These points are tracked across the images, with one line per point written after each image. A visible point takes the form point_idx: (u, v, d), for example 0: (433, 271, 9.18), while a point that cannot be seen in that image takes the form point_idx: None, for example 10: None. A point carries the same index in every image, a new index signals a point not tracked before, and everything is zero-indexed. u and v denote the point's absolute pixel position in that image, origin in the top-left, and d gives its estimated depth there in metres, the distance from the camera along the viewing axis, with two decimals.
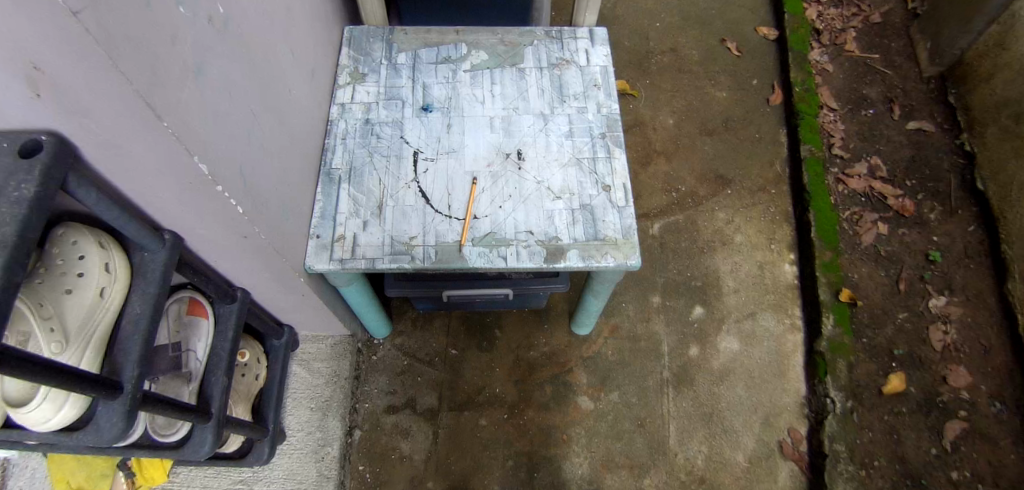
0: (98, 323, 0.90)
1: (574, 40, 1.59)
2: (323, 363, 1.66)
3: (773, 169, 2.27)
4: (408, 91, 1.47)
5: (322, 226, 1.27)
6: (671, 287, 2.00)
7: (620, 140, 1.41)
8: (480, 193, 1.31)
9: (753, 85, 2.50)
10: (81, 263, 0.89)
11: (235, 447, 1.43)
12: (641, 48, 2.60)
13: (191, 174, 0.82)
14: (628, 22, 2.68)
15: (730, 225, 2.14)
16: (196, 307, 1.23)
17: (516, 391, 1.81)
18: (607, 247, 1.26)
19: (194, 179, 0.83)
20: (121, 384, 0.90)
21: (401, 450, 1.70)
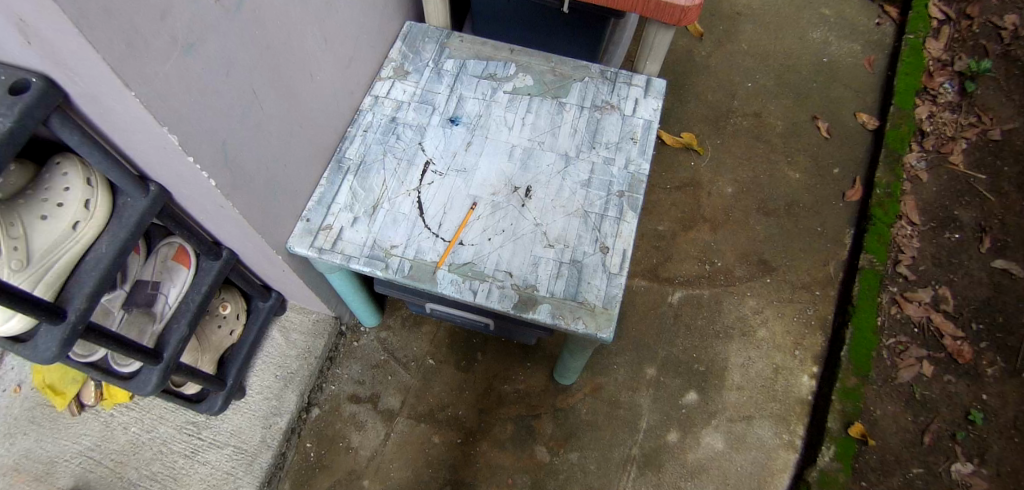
0: (64, 252, 0.94)
1: (628, 86, 1.50)
2: (301, 336, 1.74)
3: (826, 269, 2.07)
4: (442, 99, 1.46)
5: (315, 211, 1.28)
6: (670, 363, 1.88)
7: (637, 203, 1.32)
8: (474, 220, 1.28)
9: (833, 173, 2.28)
10: (63, 195, 0.95)
11: (193, 390, 1.51)
12: (723, 104, 2.45)
13: (165, 144, 0.84)
14: (718, 74, 2.53)
15: (757, 316, 1.98)
16: (181, 256, 1.27)
17: (478, 419, 1.76)
18: (582, 312, 1.18)
19: (169, 149, 0.85)
20: (66, 312, 0.93)
21: (349, 441, 1.69)
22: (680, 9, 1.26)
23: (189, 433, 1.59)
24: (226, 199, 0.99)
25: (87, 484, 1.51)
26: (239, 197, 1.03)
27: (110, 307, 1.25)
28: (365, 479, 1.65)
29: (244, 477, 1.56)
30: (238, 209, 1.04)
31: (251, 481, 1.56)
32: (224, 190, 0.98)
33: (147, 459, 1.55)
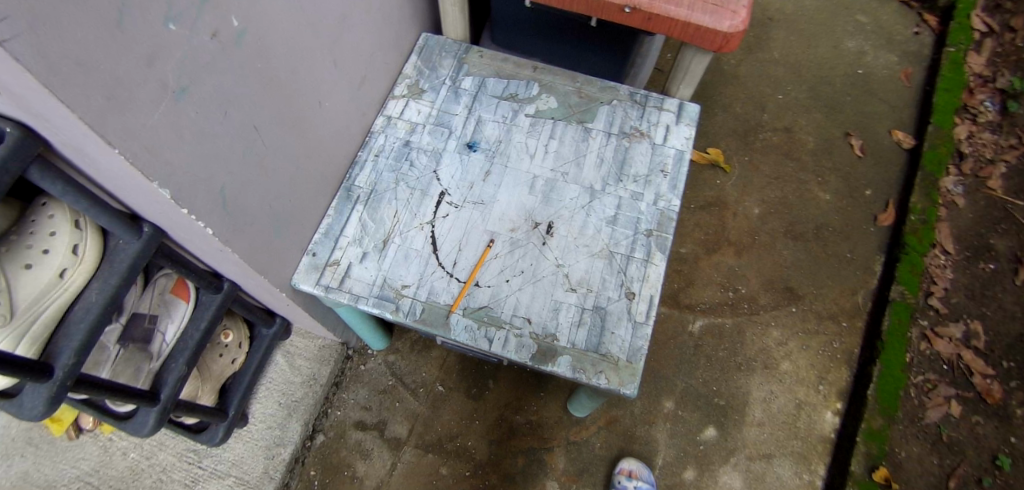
0: (50, 302, 0.87)
1: (659, 110, 1.39)
2: (306, 361, 1.68)
3: (855, 299, 1.97)
4: (460, 121, 1.36)
5: (322, 245, 1.20)
6: (689, 396, 1.80)
7: (666, 243, 1.22)
8: (491, 259, 1.19)
9: (866, 195, 2.16)
10: (49, 240, 0.88)
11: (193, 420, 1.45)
12: (751, 118, 2.33)
13: (155, 196, 0.76)
14: (747, 84, 2.40)
15: (781, 349, 1.89)
16: (180, 288, 1.21)
17: (487, 450, 1.70)
18: (605, 366, 1.09)
19: (161, 200, 0.77)
20: (53, 369, 0.87)
21: (354, 470, 1.63)
22: (722, 34, 1.15)
23: (190, 462, 1.53)
24: (226, 245, 0.91)
25: None
26: (240, 241, 0.94)
27: (105, 341, 1.17)
28: None
29: None
30: (240, 254, 0.96)
31: None
32: (223, 237, 0.89)
33: (147, 487, 1.50)
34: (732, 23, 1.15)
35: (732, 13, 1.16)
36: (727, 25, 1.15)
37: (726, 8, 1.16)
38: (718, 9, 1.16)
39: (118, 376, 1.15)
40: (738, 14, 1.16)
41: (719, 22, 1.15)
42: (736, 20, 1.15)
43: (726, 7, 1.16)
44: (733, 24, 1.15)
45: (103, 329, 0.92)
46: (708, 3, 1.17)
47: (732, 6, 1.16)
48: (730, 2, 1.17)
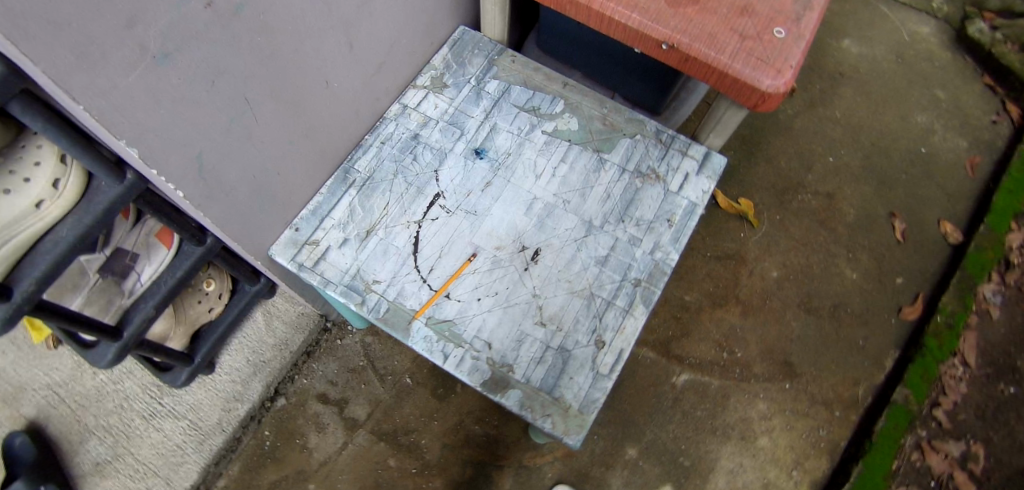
0: (23, 229, 0.88)
1: (682, 155, 1.32)
2: (283, 325, 1.72)
3: (854, 389, 1.86)
4: (474, 125, 1.32)
5: (307, 222, 1.19)
6: (654, 448, 1.74)
7: (652, 298, 1.16)
8: (468, 273, 1.16)
9: (895, 283, 2.03)
10: (32, 170, 0.90)
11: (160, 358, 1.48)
12: (793, 175, 2.21)
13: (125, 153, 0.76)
14: (798, 139, 2.28)
15: (763, 423, 1.80)
16: (165, 234, 1.21)
17: (438, 453, 1.68)
18: (554, 410, 1.05)
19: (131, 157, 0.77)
20: (13, 293, 0.89)
21: (306, 440, 1.64)
22: (760, 92, 1.07)
23: (152, 396, 1.59)
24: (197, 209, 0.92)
25: (47, 418, 1.54)
26: (214, 207, 0.95)
27: (86, 267, 1.20)
28: (310, 484, 1.60)
29: (192, 455, 1.56)
30: (211, 218, 0.97)
31: (198, 461, 1.56)
32: (194, 201, 0.90)
33: (107, 410, 1.56)
34: (773, 82, 1.06)
35: (777, 72, 1.07)
36: (767, 84, 1.07)
37: (771, 65, 1.07)
38: (761, 65, 1.07)
39: (90, 305, 1.19)
40: (783, 74, 1.07)
41: (760, 79, 1.07)
42: (779, 80, 1.06)
43: (771, 64, 1.07)
44: (774, 83, 1.06)
45: (68, 264, 0.93)
46: (752, 56, 1.08)
47: (778, 64, 1.07)
48: (776, 59, 1.08)
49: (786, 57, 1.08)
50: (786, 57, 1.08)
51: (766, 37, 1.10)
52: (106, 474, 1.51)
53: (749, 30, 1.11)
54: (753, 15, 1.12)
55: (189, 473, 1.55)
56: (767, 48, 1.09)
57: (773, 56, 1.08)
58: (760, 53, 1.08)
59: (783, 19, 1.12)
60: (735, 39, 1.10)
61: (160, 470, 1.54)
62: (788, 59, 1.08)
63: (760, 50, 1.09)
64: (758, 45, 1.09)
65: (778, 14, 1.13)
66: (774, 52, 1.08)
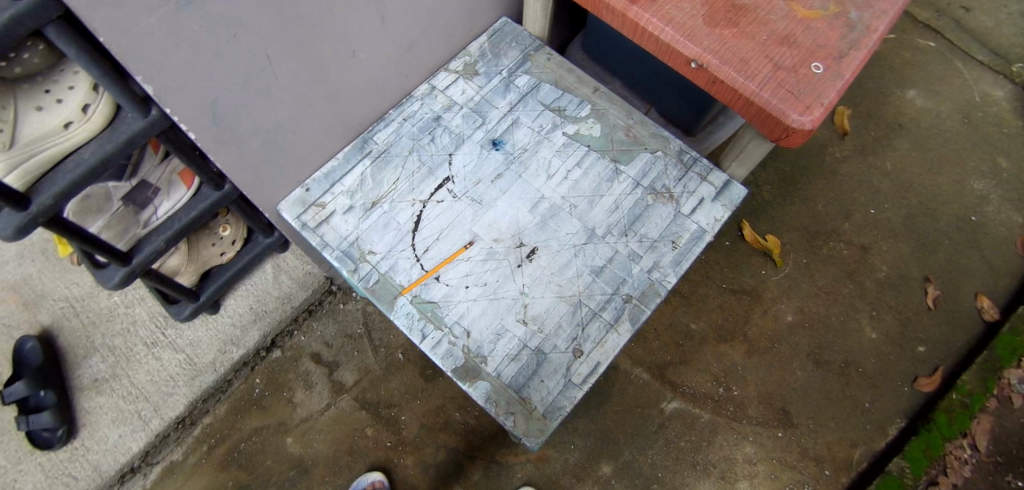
0: (51, 145, 0.95)
1: (701, 180, 1.28)
2: (289, 281, 1.77)
3: (850, 452, 1.78)
4: (496, 116, 1.33)
5: (318, 184, 1.23)
6: (630, 470, 1.72)
7: (640, 317, 1.14)
8: (460, 260, 1.17)
9: (915, 351, 1.92)
10: (66, 92, 0.96)
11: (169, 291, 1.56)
12: (828, 221, 2.12)
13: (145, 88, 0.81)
14: (840, 184, 2.18)
15: (747, 467, 1.74)
16: (187, 175, 1.29)
17: (415, 432, 1.70)
18: (518, 409, 1.05)
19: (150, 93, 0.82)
20: (30, 204, 0.95)
21: (292, 395, 1.69)
22: (784, 126, 1.05)
23: (157, 326, 1.68)
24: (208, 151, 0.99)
25: (60, 329, 1.65)
26: (224, 154, 1.02)
27: (112, 194, 1.26)
28: (288, 437, 1.65)
29: (182, 388, 1.64)
30: (221, 164, 1.04)
31: (187, 394, 1.63)
32: (204, 145, 0.96)
33: (115, 331, 1.66)
34: (799, 117, 1.04)
35: (805, 108, 1.04)
36: (793, 119, 1.04)
37: (801, 100, 1.04)
38: (790, 98, 1.05)
39: (108, 229, 1.25)
40: (812, 111, 1.03)
41: (786, 112, 1.04)
42: (806, 117, 1.03)
43: (801, 99, 1.04)
44: (800, 119, 1.03)
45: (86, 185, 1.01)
46: (783, 88, 1.05)
47: (808, 100, 1.04)
48: (808, 95, 1.04)
49: (819, 94, 1.05)
50: (819, 94, 1.05)
51: (802, 71, 1.07)
52: (102, 390, 1.61)
53: (784, 60, 1.08)
54: (792, 46, 1.09)
55: (176, 404, 1.62)
56: (800, 81, 1.06)
57: (805, 91, 1.05)
58: (792, 86, 1.05)
59: (824, 54, 1.08)
60: (768, 67, 1.07)
61: (151, 396, 1.62)
62: (821, 96, 1.04)
63: (793, 83, 1.06)
64: (791, 78, 1.06)
65: (820, 48, 1.09)
66: (806, 87, 1.05)
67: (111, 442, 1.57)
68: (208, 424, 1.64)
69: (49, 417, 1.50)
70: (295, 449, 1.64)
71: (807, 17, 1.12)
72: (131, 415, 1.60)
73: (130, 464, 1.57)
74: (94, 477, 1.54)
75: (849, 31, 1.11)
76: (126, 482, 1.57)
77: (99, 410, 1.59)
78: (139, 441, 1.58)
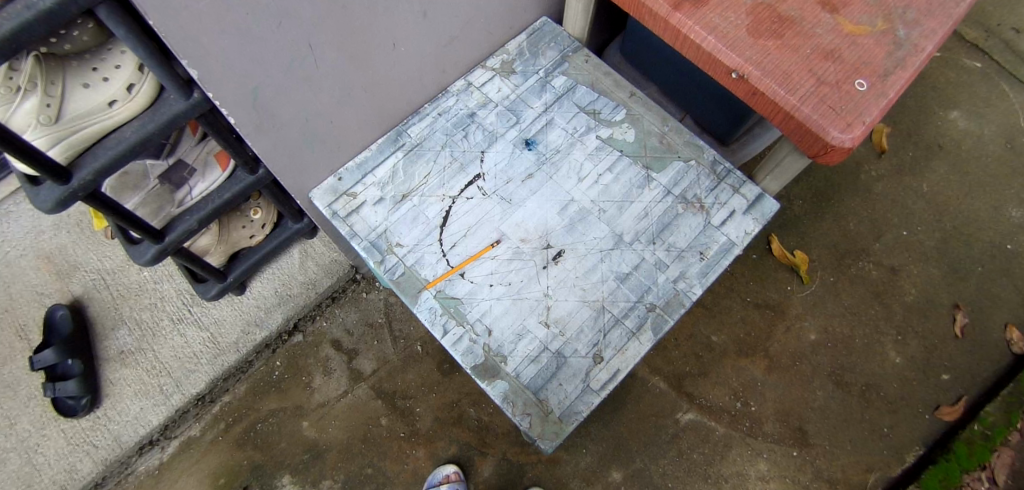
0: (94, 123, 0.98)
1: (733, 192, 1.26)
2: (315, 267, 1.80)
3: (865, 476, 1.74)
4: (531, 116, 1.32)
5: (350, 173, 1.25)
6: (640, 478, 1.71)
7: (663, 327, 1.13)
8: (486, 258, 1.17)
9: (940, 379, 1.87)
10: (113, 71, 0.98)
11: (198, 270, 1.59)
12: (859, 240, 2.07)
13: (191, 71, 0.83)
14: (874, 203, 2.13)
15: (759, 484, 1.72)
16: (223, 157, 1.32)
17: (428, 424, 1.71)
18: (535, 411, 1.05)
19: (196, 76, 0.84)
20: (71, 177, 0.99)
21: (311, 380, 1.71)
22: (823, 142, 1.03)
23: (183, 303, 1.71)
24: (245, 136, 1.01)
25: (91, 300, 1.70)
26: (261, 139, 1.04)
27: (148, 171, 1.29)
28: (304, 420, 1.68)
29: (204, 365, 1.67)
30: (258, 148, 1.06)
31: (208, 372, 1.67)
32: (244, 128, 0.99)
33: (143, 305, 1.70)
34: (840, 135, 1.01)
35: (846, 125, 1.01)
36: (833, 136, 1.02)
37: (843, 116, 1.02)
38: (831, 114, 1.02)
39: (144, 206, 1.28)
40: (853, 128, 1.01)
41: (826, 129, 1.02)
42: (846, 134, 1.01)
43: (842, 116, 1.02)
44: (840, 136, 1.01)
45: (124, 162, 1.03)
46: (824, 103, 1.03)
47: (850, 117, 1.02)
48: (850, 113, 1.02)
49: (861, 112, 1.02)
50: (861, 112, 1.02)
51: (846, 87, 1.04)
52: (127, 362, 1.65)
53: (828, 75, 1.05)
54: (837, 61, 1.07)
55: (197, 381, 1.66)
56: (842, 98, 1.03)
57: (847, 108, 1.03)
58: (834, 102, 1.03)
59: (869, 71, 1.06)
60: (810, 82, 1.05)
61: (174, 371, 1.65)
62: (863, 114, 1.02)
63: (835, 100, 1.03)
64: (833, 94, 1.04)
65: (865, 65, 1.06)
66: (848, 104, 1.03)
67: (132, 414, 1.61)
68: (227, 403, 1.67)
69: (75, 386, 1.55)
70: (311, 433, 1.67)
71: (853, 32, 1.09)
72: (153, 389, 1.64)
73: (149, 437, 1.61)
74: (114, 447, 1.59)
75: (896, 49, 1.07)
76: (144, 453, 1.61)
77: (122, 382, 1.63)
78: (159, 415, 1.62)
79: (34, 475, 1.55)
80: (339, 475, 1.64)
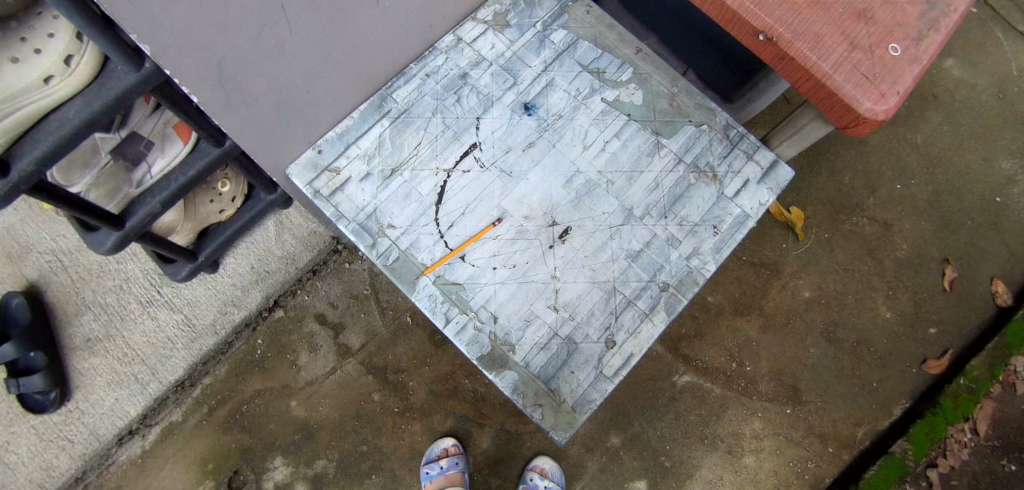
0: (29, 101, 0.89)
1: (747, 158, 1.18)
2: (293, 240, 1.67)
3: (854, 430, 1.79)
4: (529, 76, 1.19)
5: (331, 144, 1.12)
6: (639, 442, 1.72)
7: (676, 307, 1.08)
8: (488, 238, 1.08)
9: (926, 333, 1.90)
10: (46, 44, 0.90)
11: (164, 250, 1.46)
12: (854, 194, 2.02)
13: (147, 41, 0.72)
14: (870, 155, 2.07)
15: (753, 442, 1.75)
16: (183, 128, 1.21)
17: (423, 398, 1.66)
18: (546, 401, 1.00)
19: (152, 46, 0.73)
20: (9, 171, 0.89)
21: (297, 358, 1.63)
22: (854, 113, 0.96)
23: (151, 284, 1.58)
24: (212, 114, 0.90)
25: (48, 284, 1.56)
26: (230, 116, 0.92)
27: (100, 146, 1.19)
28: (293, 400, 1.61)
29: (180, 350, 1.57)
30: (227, 125, 0.95)
31: (185, 357, 1.57)
32: (208, 106, 0.88)
33: (106, 288, 1.57)
34: (872, 106, 0.94)
35: (879, 94, 0.94)
36: (865, 107, 0.95)
37: (875, 85, 0.95)
38: (864, 83, 0.95)
39: (98, 187, 1.18)
40: (886, 99, 0.94)
41: (858, 100, 0.95)
42: (879, 106, 0.94)
43: (875, 85, 0.95)
44: (873, 108, 0.94)
45: (72, 146, 0.95)
46: (857, 70, 0.95)
47: (883, 86, 0.94)
48: (883, 80, 0.95)
49: (894, 80, 0.95)
50: (894, 79, 0.95)
51: (878, 52, 0.96)
52: (96, 351, 1.54)
53: (860, 39, 0.96)
54: (870, 23, 0.97)
55: (174, 368, 1.56)
56: (876, 65, 0.95)
57: (880, 75, 0.95)
58: (867, 69, 0.95)
59: (902, 33, 0.97)
60: (842, 46, 0.96)
61: (147, 358, 1.55)
62: (897, 83, 0.94)
63: (868, 66, 0.95)
64: (866, 60, 0.95)
65: (898, 27, 0.97)
66: (881, 71, 0.95)
67: (107, 405, 1.52)
68: (209, 386, 1.59)
69: (41, 381, 1.43)
70: (300, 412, 1.61)
71: None
72: (127, 378, 1.53)
73: (129, 427, 1.53)
74: (92, 441, 1.50)
75: (930, 8, 0.97)
76: (125, 443, 1.53)
77: (92, 372, 1.52)
78: (136, 405, 1.53)
79: (9, 473, 1.47)
80: (334, 454, 1.60)
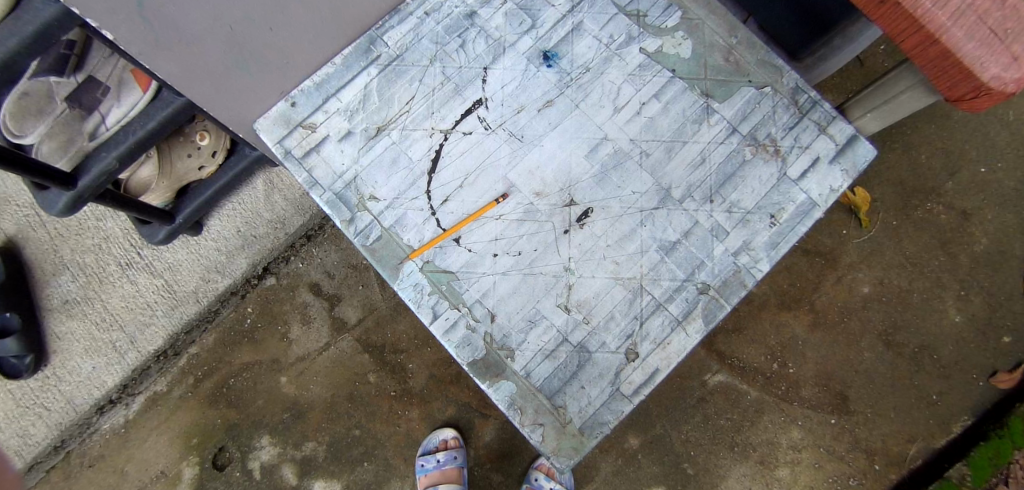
0: None
1: (818, 132, 0.95)
2: (283, 202, 1.47)
3: (906, 447, 1.57)
4: (552, 17, 0.96)
5: (307, 96, 0.93)
6: (661, 445, 1.55)
7: (717, 315, 0.87)
8: (489, 218, 0.89)
9: (999, 342, 1.62)
10: None
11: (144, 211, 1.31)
12: (940, 174, 1.69)
13: None
14: (962, 128, 1.71)
15: (790, 453, 1.56)
16: (140, 74, 1.06)
17: (423, 383, 1.48)
18: (548, 421, 0.83)
19: None
20: None
21: (288, 330, 1.48)
22: (975, 82, 0.72)
23: (131, 244, 1.45)
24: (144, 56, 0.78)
25: (27, 240, 1.44)
26: (166, 58, 0.80)
27: (55, 91, 1.07)
28: (282, 376, 1.47)
29: (160, 318, 1.44)
30: (166, 70, 0.82)
31: (165, 326, 1.44)
32: (133, 46, 0.76)
33: (86, 246, 1.45)
34: (1001, 73, 0.71)
35: (1011, 57, 0.71)
36: (990, 73, 0.71)
37: (1008, 45, 0.71)
38: (993, 41, 0.71)
39: (52, 138, 1.07)
40: (1019, 64, 0.71)
41: (983, 64, 0.71)
42: (1011, 72, 0.71)
43: (1007, 44, 0.71)
44: (1002, 75, 0.71)
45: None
46: (985, 24, 0.70)
47: (1017, 46, 0.71)
48: (1016, 38, 0.71)
49: None
50: None
51: None
52: (74, 315, 1.43)
53: None
54: None
55: (154, 337, 1.44)
56: (1009, 17, 0.71)
57: (1014, 31, 0.71)
58: (997, 23, 0.70)
59: None
60: None
61: (126, 325, 1.43)
62: None
63: (999, 19, 0.71)
64: (998, 10, 0.70)
65: None
66: (1016, 26, 0.71)
67: (84, 373, 1.42)
68: (195, 355, 1.47)
69: (15, 344, 1.35)
70: (289, 390, 1.47)
71: None
72: (105, 345, 1.43)
73: (107, 397, 1.43)
74: (69, 410, 1.41)
75: None
76: (106, 412, 1.45)
77: (70, 337, 1.43)
78: (114, 375, 1.42)
79: None
80: (324, 436, 1.46)
